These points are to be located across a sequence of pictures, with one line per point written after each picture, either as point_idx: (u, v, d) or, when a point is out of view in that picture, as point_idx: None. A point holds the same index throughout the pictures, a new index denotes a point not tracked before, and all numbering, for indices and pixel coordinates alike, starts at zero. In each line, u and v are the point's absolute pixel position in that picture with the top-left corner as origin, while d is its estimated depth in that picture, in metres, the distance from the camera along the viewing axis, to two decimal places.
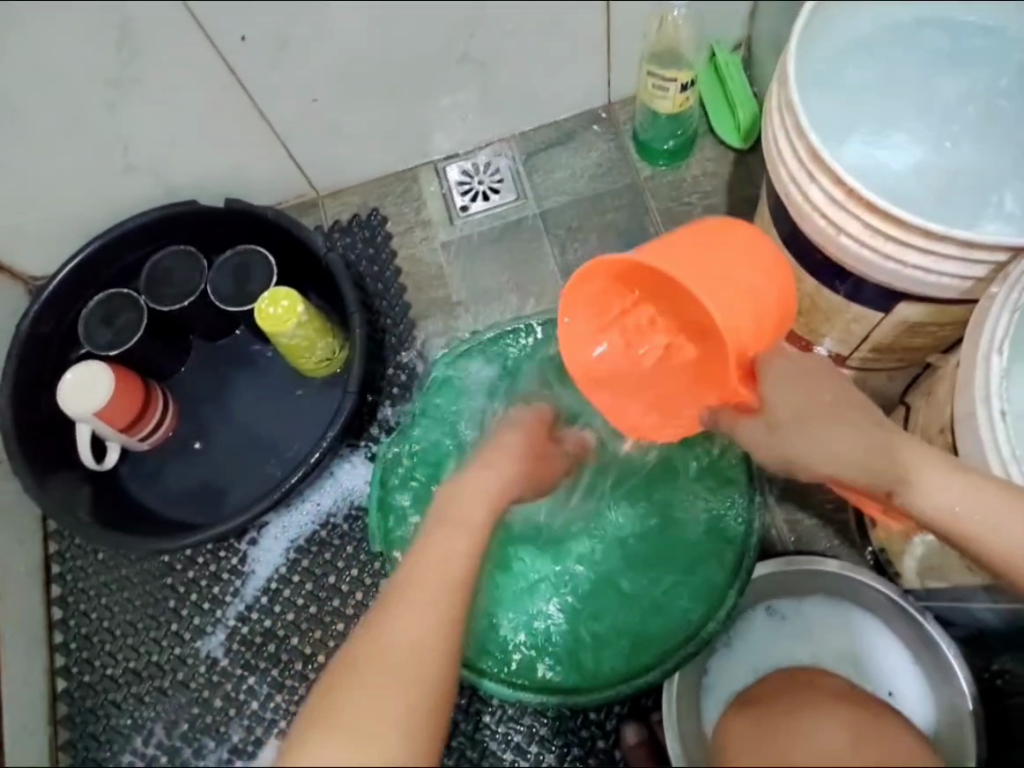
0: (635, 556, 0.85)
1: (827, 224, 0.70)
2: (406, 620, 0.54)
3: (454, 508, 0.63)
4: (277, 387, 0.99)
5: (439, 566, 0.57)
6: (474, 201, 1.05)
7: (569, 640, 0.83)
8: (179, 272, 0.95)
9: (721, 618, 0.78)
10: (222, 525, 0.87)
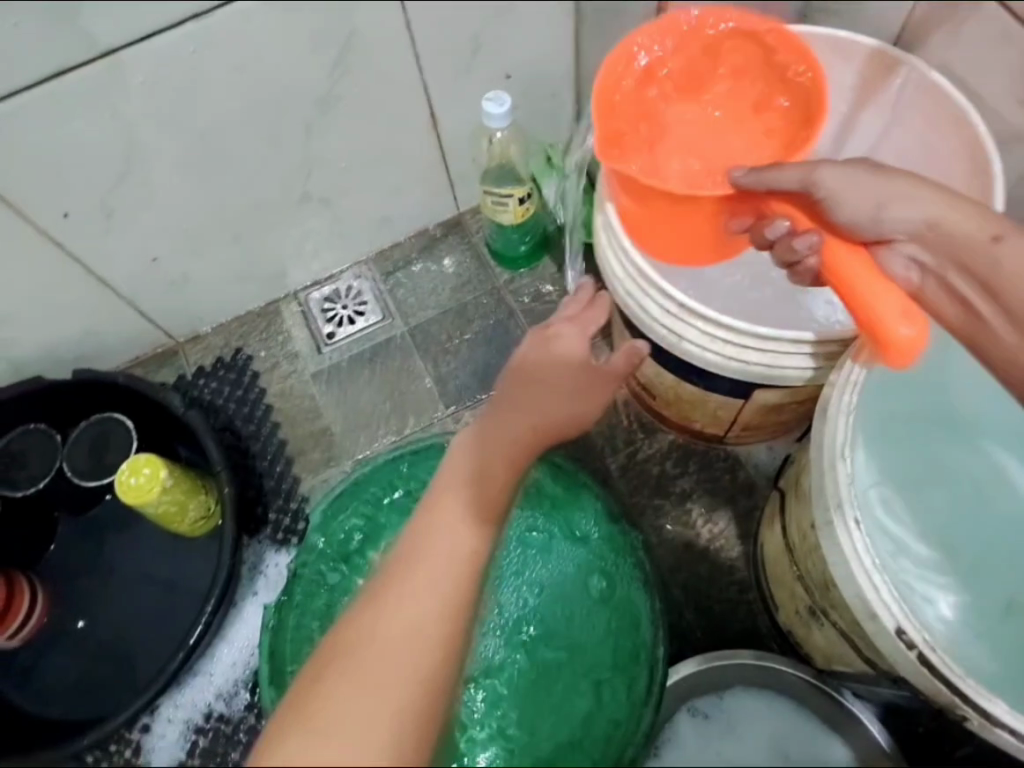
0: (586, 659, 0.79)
1: (667, 334, 0.72)
2: (410, 599, 0.52)
3: (472, 467, 0.59)
4: (145, 558, 0.94)
5: (449, 537, 0.55)
6: (339, 326, 1.04)
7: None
8: (31, 454, 0.90)
9: (643, 739, 0.74)
10: (105, 724, 0.81)
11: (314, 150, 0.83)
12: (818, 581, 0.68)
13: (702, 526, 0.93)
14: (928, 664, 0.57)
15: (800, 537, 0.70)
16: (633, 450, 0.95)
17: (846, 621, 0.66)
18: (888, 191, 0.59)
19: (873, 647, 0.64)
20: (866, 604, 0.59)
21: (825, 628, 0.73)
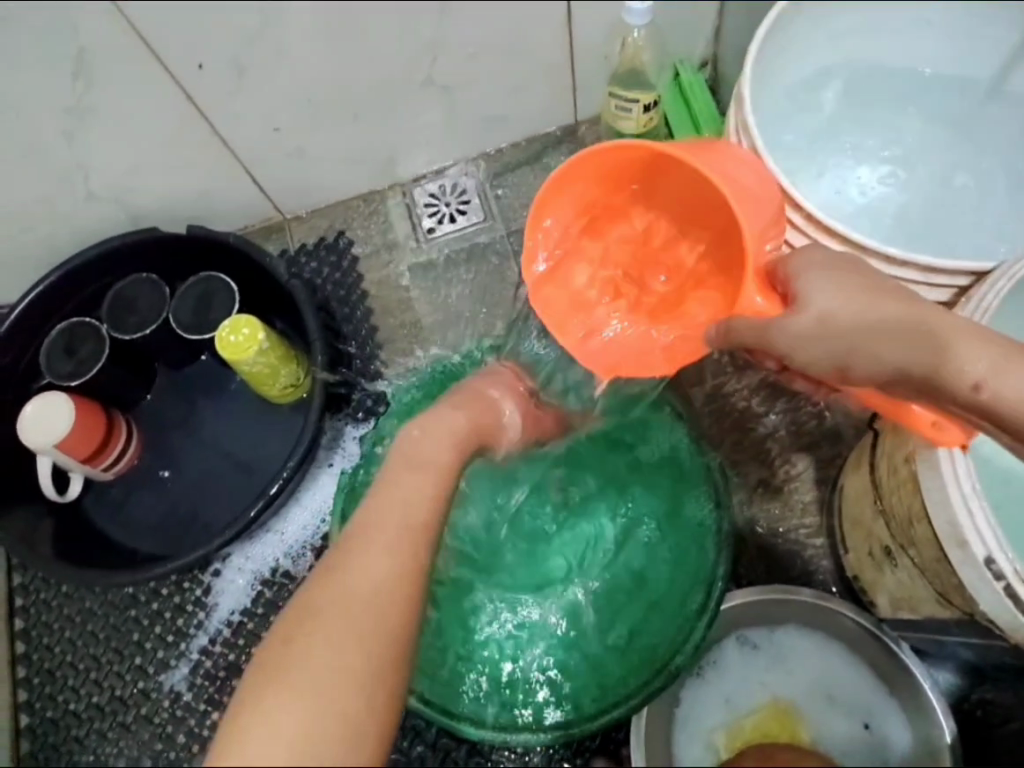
0: (613, 577, 0.83)
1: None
2: (375, 561, 0.51)
3: (417, 452, 0.61)
4: (231, 418, 0.99)
5: (406, 505, 0.56)
6: (441, 222, 1.04)
7: (558, 684, 0.80)
8: (142, 301, 0.94)
9: (689, 650, 0.77)
10: (187, 557, 0.87)
11: (445, 31, 0.82)
12: (901, 519, 0.68)
13: (779, 467, 0.91)
14: (1013, 596, 0.58)
15: (888, 474, 0.70)
16: (719, 382, 0.94)
17: (924, 560, 0.66)
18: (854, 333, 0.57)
19: (949, 584, 0.64)
20: (957, 532, 0.60)
21: (897, 572, 0.73)
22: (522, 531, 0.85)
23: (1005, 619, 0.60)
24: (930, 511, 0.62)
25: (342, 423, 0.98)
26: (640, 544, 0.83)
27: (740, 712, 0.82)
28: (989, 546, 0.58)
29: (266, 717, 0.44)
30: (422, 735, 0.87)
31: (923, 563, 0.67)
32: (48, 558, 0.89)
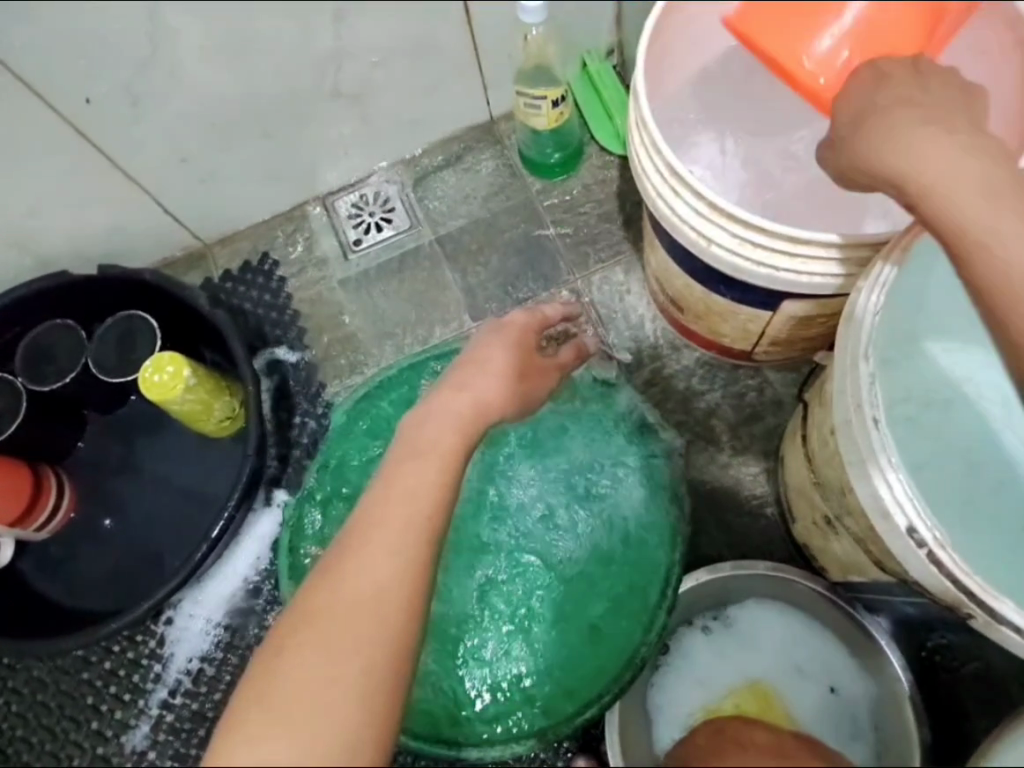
0: (593, 568, 0.80)
1: (698, 236, 0.69)
2: (369, 567, 0.50)
3: (422, 437, 0.57)
4: (167, 457, 0.95)
5: (406, 502, 0.53)
6: (367, 233, 1.01)
7: (529, 691, 0.78)
8: (59, 349, 0.90)
9: (654, 637, 0.76)
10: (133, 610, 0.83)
11: (348, 40, 0.79)
12: (835, 490, 0.68)
13: (728, 443, 0.92)
14: (936, 563, 0.59)
15: (819, 444, 0.70)
16: (661, 365, 0.94)
17: (860, 528, 0.67)
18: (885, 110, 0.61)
19: (884, 552, 0.65)
20: (880, 505, 0.60)
21: (841, 539, 0.74)
22: (501, 532, 0.81)
23: (934, 583, 0.60)
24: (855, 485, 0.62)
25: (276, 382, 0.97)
26: (622, 530, 0.80)
27: (709, 697, 0.81)
28: (910, 516, 0.58)
29: (261, 736, 0.46)
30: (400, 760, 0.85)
31: (858, 532, 0.68)
32: None
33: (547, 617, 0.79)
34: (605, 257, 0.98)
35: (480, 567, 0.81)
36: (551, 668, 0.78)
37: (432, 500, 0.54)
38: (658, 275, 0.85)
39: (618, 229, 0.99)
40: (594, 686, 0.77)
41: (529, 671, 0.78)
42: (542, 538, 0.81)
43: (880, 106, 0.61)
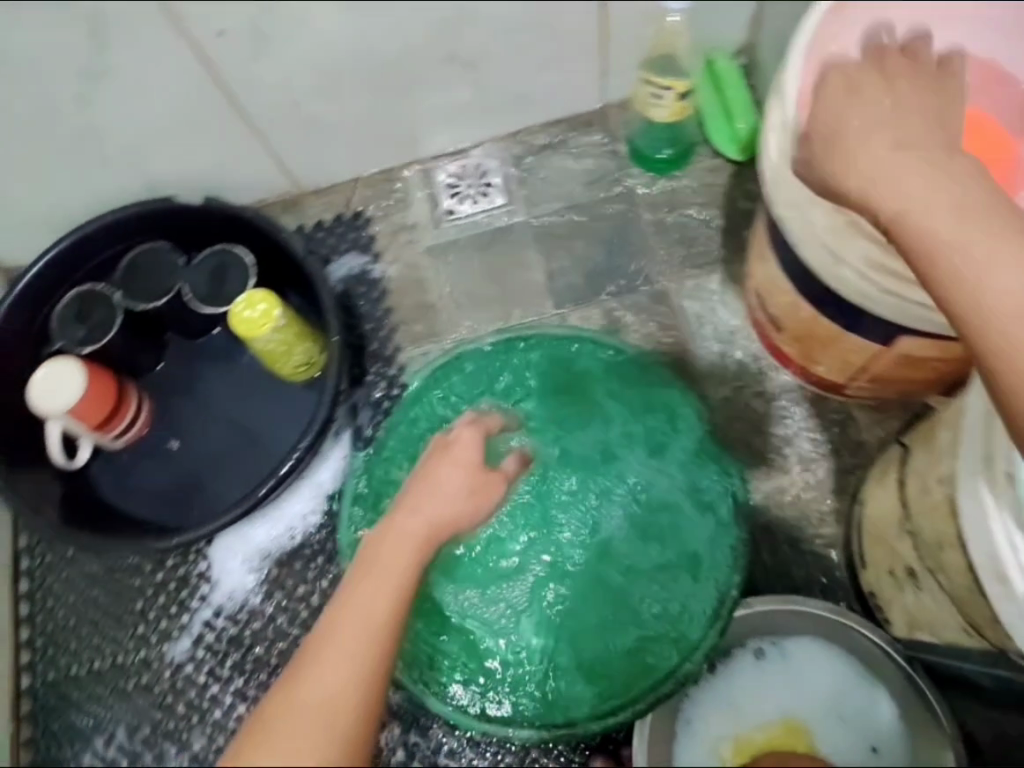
0: (646, 579, 0.80)
1: (828, 260, 0.67)
2: (317, 692, 0.49)
3: (377, 555, 0.55)
4: (241, 391, 0.98)
5: (361, 625, 0.51)
6: (461, 203, 1.01)
7: (565, 682, 0.79)
8: (157, 271, 0.93)
9: (698, 660, 0.76)
10: (192, 531, 0.86)
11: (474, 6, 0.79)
12: (930, 542, 0.66)
13: (796, 474, 0.90)
14: None
15: (919, 495, 0.68)
16: (738, 384, 0.92)
17: (955, 585, 0.64)
18: (892, 91, 0.61)
19: (988, 616, 0.61)
20: (998, 565, 0.55)
21: (921, 595, 0.71)
22: (562, 522, 0.82)
23: None
24: (969, 541, 0.58)
25: (356, 336, 0.99)
26: (682, 547, 0.80)
27: (742, 721, 0.80)
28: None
29: None
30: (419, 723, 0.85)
31: (954, 589, 0.64)
32: (55, 522, 0.88)
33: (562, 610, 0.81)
34: (697, 263, 0.96)
35: (536, 554, 0.82)
36: (590, 665, 0.79)
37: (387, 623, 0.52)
38: (759, 289, 0.82)
39: (715, 237, 0.97)
40: (629, 693, 0.77)
41: (567, 663, 0.79)
42: (600, 537, 0.82)
43: (853, 127, 0.60)
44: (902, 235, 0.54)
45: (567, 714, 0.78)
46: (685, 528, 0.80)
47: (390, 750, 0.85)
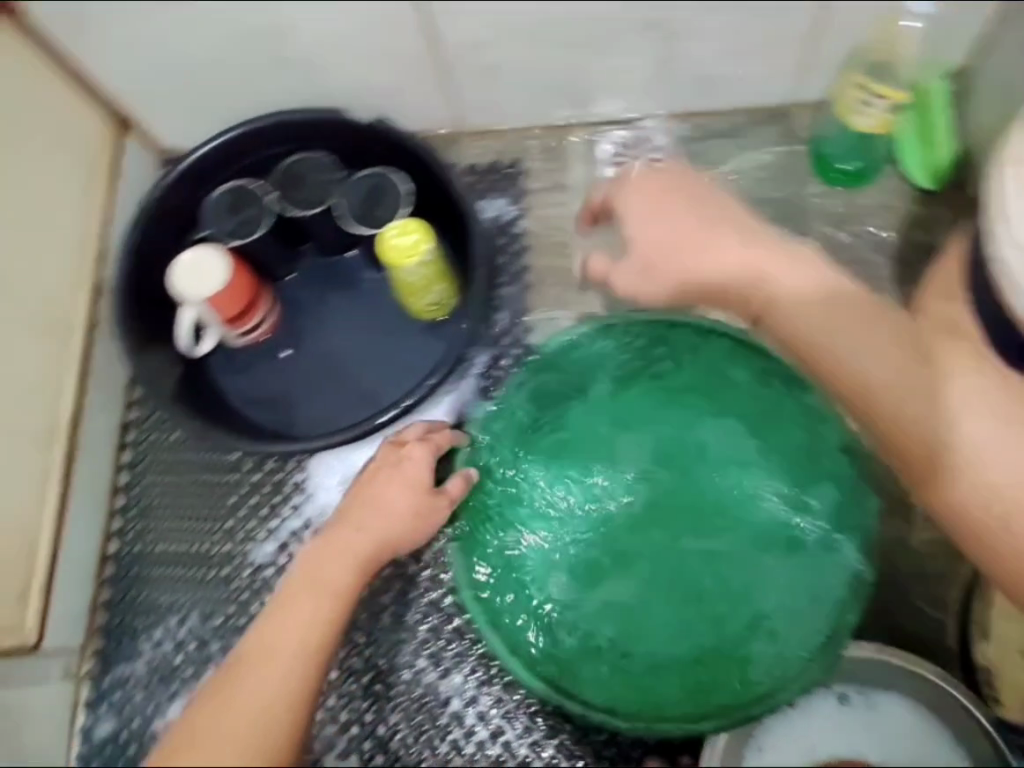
0: (751, 595, 0.78)
1: None
2: (267, 683, 0.60)
3: (325, 575, 0.68)
4: (364, 316, 0.99)
5: (297, 631, 0.63)
6: (621, 174, 0.98)
7: (647, 676, 0.78)
8: (314, 181, 0.93)
9: (795, 689, 0.74)
10: (306, 442, 0.87)
11: None
12: None
13: (918, 526, 0.87)
14: None
15: None
16: None
17: None
18: (724, 235, 0.75)
19: None
20: None
21: None
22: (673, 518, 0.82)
23: None
24: None
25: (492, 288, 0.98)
26: (795, 571, 0.78)
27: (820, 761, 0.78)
28: None
29: None
30: (484, 680, 0.85)
31: None
32: (171, 403, 0.90)
33: (631, 560, 0.81)
34: None
35: (641, 544, 0.81)
36: (675, 666, 0.78)
37: (318, 628, 0.64)
38: None
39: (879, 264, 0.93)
40: (712, 703, 0.76)
41: (652, 659, 0.78)
42: (709, 542, 0.81)
43: (703, 251, 0.74)
44: (878, 408, 0.68)
45: (644, 709, 0.77)
46: (801, 555, 0.78)
47: (449, 696, 0.85)
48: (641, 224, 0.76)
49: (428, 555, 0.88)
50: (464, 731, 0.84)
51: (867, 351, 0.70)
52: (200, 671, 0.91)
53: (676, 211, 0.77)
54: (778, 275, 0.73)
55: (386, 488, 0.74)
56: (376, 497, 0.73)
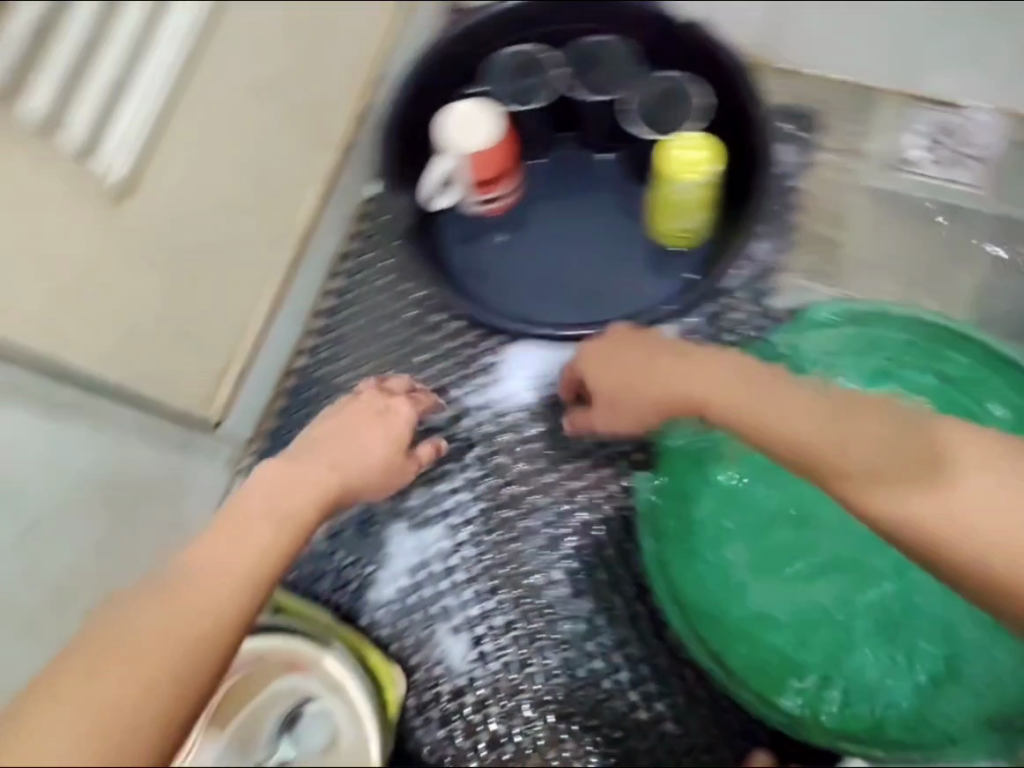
0: (940, 657, 0.79)
1: None
2: (170, 614, 0.50)
3: (238, 525, 0.58)
4: (606, 222, 0.94)
5: (207, 574, 0.53)
6: (929, 159, 0.89)
7: (809, 686, 0.79)
8: (609, 68, 0.89)
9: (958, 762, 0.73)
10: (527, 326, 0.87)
11: None
12: None
13: None
14: None
15: None
16: None
17: None
18: (639, 354, 0.69)
19: None
20: None
21: None
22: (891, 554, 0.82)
23: None
24: None
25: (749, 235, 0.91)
26: (994, 656, 0.77)
27: None
28: None
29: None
30: (613, 612, 0.86)
31: None
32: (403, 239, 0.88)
33: (832, 575, 0.82)
34: None
35: (851, 567, 0.83)
36: (839, 686, 0.79)
37: (231, 569, 0.54)
38: None
39: None
40: (866, 734, 0.77)
41: (821, 671, 0.79)
42: (914, 595, 0.81)
43: (631, 368, 0.69)
44: (816, 460, 0.59)
45: (795, 712, 0.78)
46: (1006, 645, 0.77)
47: (571, 616, 0.86)
48: (596, 388, 0.71)
49: (591, 477, 0.89)
50: (578, 655, 0.85)
51: (857, 437, 0.60)
52: None
53: (626, 403, 0.69)
54: (656, 365, 0.68)
55: (338, 439, 0.72)
56: (323, 444, 0.71)
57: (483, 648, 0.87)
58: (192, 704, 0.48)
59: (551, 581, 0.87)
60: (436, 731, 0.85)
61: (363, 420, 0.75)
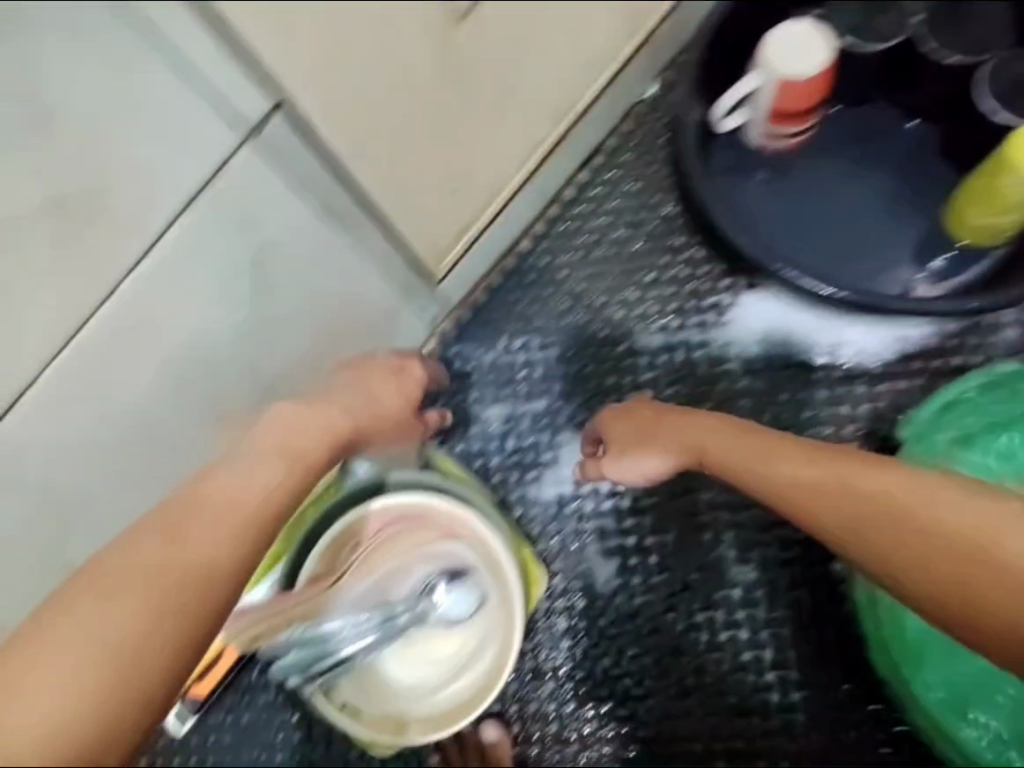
0: None
1: None
2: (205, 537, 0.54)
3: (291, 443, 0.64)
4: (897, 196, 0.85)
5: (230, 501, 0.57)
6: None
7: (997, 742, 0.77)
8: (975, 30, 0.79)
9: None
10: (796, 274, 0.80)
11: None
12: None
13: None
14: None
15: None
16: None
17: None
18: (676, 423, 0.71)
19: None
20: None
21: None
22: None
23: None
24: None
25: None
26: None
27: None
28: None
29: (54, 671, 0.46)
30: (773, 592, 0.86)
31: None
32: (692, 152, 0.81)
33: None
34: None
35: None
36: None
37: (254, 501, 0.58)
38: None
39: None
40: None
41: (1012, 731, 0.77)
42: None
43: (634, 431, 0.73)
44: (822, 522, 0.62)
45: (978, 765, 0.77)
46: None
47: (730, 584, 0.86)
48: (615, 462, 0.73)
49: None
50: (724, 622, 0.86)
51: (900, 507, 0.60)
52: (530, 396, 0.90)
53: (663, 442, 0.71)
54: (671, 424, 0.71)
55: (366, 378, 0.71)
56: (351, 377, 0.71)
57: (631, 581, 0.87)
58: (217, 626, 0.51)
59: (721, 544, 0.87)
60: (561, 641, 0.87)
61: (377, 370, 0.72)
